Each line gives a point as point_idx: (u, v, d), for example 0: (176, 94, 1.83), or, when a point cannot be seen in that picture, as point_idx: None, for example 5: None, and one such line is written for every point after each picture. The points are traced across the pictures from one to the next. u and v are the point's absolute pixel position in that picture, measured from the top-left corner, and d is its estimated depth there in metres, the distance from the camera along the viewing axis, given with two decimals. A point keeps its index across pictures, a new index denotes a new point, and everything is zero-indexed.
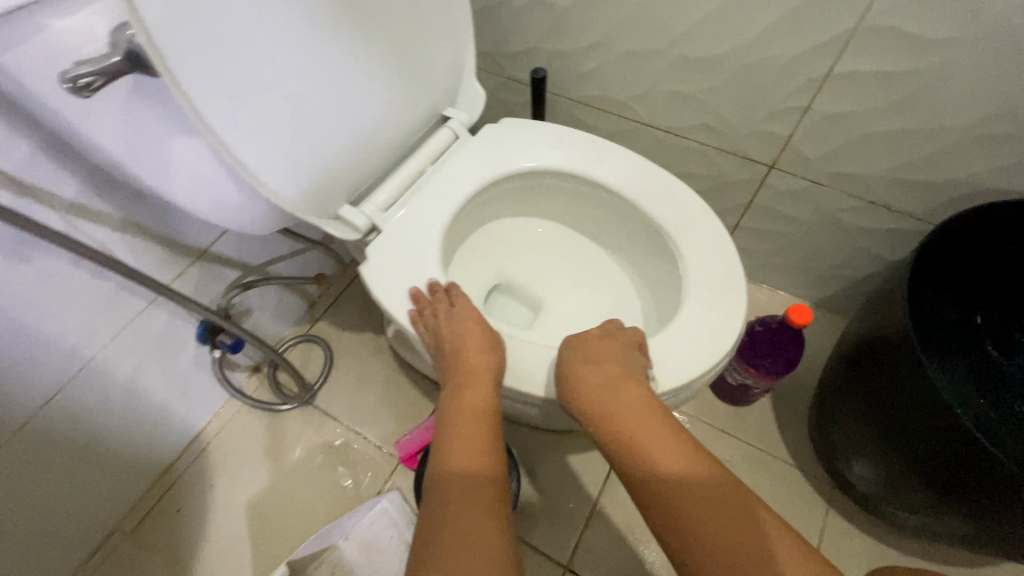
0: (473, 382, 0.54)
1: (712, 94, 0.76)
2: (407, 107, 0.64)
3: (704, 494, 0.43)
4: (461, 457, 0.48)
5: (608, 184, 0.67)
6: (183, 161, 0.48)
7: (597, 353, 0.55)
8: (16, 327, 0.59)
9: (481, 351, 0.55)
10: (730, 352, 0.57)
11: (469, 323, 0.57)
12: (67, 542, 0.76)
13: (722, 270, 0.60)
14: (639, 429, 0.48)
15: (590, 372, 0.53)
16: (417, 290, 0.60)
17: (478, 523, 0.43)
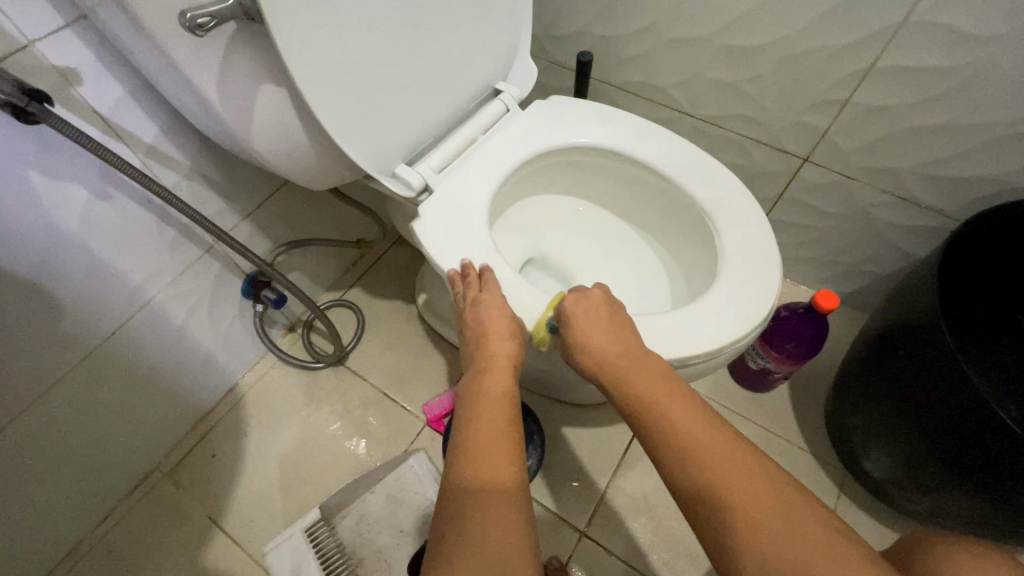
0: (495, 368, 0.53)
1: (753, 84, 0.79)
2: (465, 77, 0.67)
3: (724, 458, 0.42)
4: (486, 449, 0.45)
5: (649, 162, 0.69)
6: (266, 109, 0.52)
7: (600, 316, 0.55)
8: (91, 260, 0.63)
9: (506, 338, 0.55)
10: (761, 326, 0.59)
11: (497, 309, 0.57)
12: (113, 472, 0.81)
13: (758, 248, 0.62)
14: (660, 394, 0.48)
15: (599, 334, 0.53)
16: (453, 273, 0.61)
17: (504, 511, 0.41)
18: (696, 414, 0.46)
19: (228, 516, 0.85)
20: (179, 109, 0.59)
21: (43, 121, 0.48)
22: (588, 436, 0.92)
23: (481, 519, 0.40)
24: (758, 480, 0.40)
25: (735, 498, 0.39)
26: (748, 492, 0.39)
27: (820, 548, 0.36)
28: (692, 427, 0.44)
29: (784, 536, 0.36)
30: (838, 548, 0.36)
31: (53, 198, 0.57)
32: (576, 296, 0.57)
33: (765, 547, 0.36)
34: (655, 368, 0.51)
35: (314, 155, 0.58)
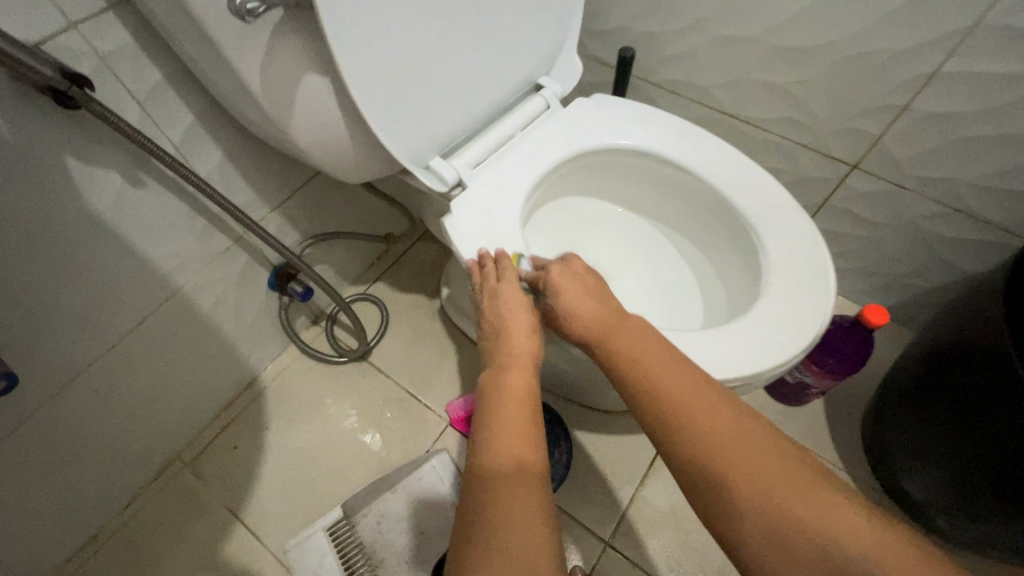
0: (519, 362, 0.49)
1: (803, 86, 0.75)
2: (508, 71, 0.65)
3: (751, 459, 0.40)
4: (507, 448, 0.42)
5: (691, 166, 0.65)
6: (308, 98, 0.50)
7: (583, 285, 0.53)
8: (123, 249, 0.62)
9: (528, 332, 0.52)
10: (807, 351, 0.54)
11: (518, 300, 0.54)
12: (137, 461, 0.81)
13: (807, 265, 0.57)
14: (656, 366, 0.46)
15: (582, 302, 0.51)
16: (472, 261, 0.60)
17: (534, 517, 0.38)
18: (692, 385, 0.44)
19: (248, 509, 0.84)
20: (216, 97, 0.57)
21: (82, 105, 0.47)
22: (613, 443, 0.90)
23: (511, 528, 0.37)
24: (762, 452, 0.40)
25: (740, 473, 0.39)
26: (753, 466, 0.40)
27: (826, 514, 0.37)
28: (689, 399, 0.44)
29: (791, 506, 0.38)
30: (840, 512, 0.37)
31: (88, 184, 0.55)
32: (559, 266, 0.54)
33: (774, 521, 0.37)
34: (641, 334, 0.49)
35: (354, 147, 0.56)
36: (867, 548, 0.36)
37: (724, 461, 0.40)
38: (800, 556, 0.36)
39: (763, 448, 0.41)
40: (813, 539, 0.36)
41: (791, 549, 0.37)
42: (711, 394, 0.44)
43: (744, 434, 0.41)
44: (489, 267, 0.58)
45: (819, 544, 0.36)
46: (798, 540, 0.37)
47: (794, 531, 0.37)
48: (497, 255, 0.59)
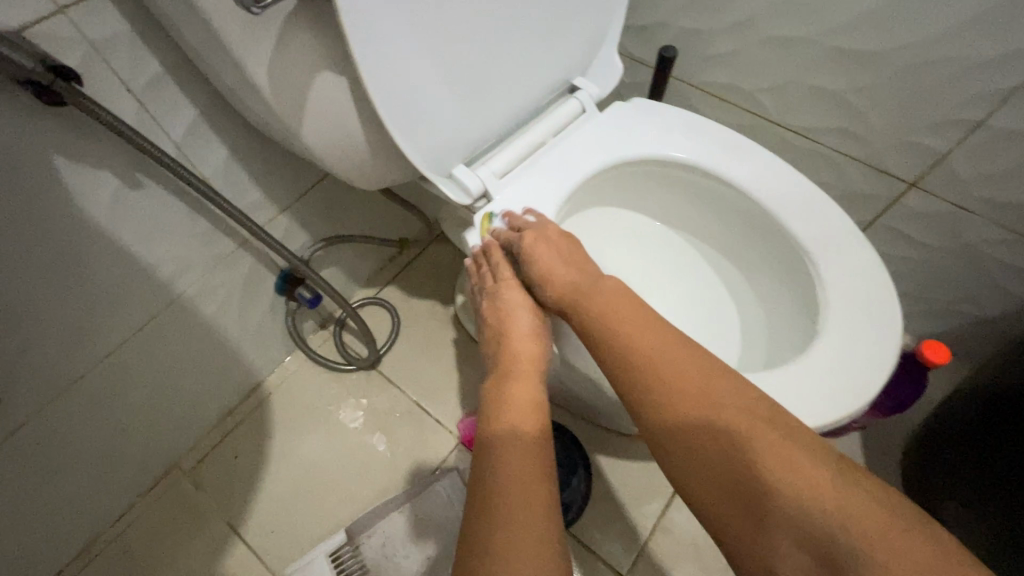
0: (518, 360, 0.48)
1: (862, 95, 0.68)
2: (543, 72, 0.59)
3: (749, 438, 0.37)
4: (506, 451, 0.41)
5: (742, 185, 0.60)
6: (322, 100, 0.45)
7: (562, 253, 0.52)
8: (119, 253, 0.57)
9: (525, 323, 0.51)
10: (866, 407, 0.48)
11: (513, 289, 0.52)
12: (132, 471, 0.77)
13: (871, 305, 0.51)
14: (627, 320, 0.45)
15: (557, 268, 0.51)
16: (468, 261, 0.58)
17: (529, 496, 0.37)
18: (663, 342, 0.43)
19: (248, 524, 0.80)
20: (222, 92, 0.52)
21: (69, 101, 0.42)
22: (634, 470, 0.84)
23: (505, 511, 0.37)
24: (731, 407, 0.39)
25: (705, 426, 0.39)
26: (716, 419, 0.39)
27: (789, 465, 0.36)
28: (656, 352, 0.43)
29: (752, 459, 0.37)
30: (805, 465, 0.36)
31: (79, 186, 0.51)
32: (532, 233, 0.53)
33: (733, 473, 0.37)
34: (615, 293, 0.48)
35: (371, 154, 0.51)
36: (828, 500, 0.34)
37: (688, 415, 0.40)
38: (758, 509, 0.35)
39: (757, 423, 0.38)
40: (773, 491, 0.35)
41: (749, 500, 0.36)
42: (697, 362, 0.42)
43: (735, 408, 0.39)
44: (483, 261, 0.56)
45: (778, 495, 0.35)
46: (756, 491, 0.36)
47: (752, 481, 0.36)
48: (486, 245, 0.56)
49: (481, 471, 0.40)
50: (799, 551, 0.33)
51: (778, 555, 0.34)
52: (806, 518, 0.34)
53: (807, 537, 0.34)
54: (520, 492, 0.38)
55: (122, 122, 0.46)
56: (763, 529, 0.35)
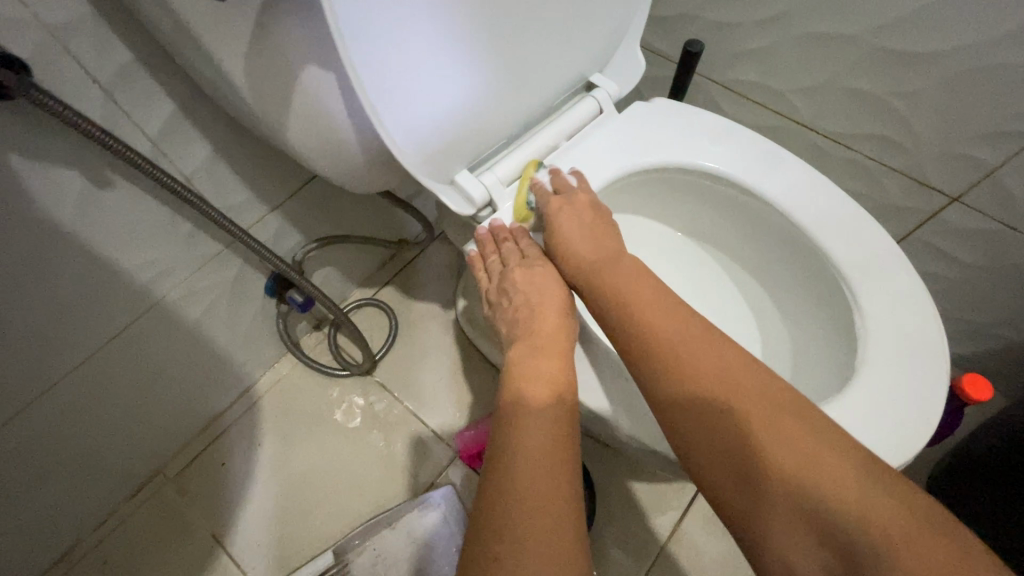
0: (544, 336, 0.45)
1: (906, 100, 0.62)
2: (557, 70, 0.53)
3: (779, 436, 0.35)
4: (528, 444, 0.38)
5: (773, 199, 0.54)
6: (309, 98, 0.39)
7: (587, 230, 0.50)
8: (90, 258, 0.53)
9: (556, 299, 0.48)
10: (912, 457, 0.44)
11: (541, 266, 0.50)
12: (112, 479, 0.73)
13: (916, 344, 0.47)
14: (645, 300, 0.44)
15: (579, 242, 0.49)
16: (485, 232, 0.54)
17: (555, 478, 0.37)
18: (684, 327, 0.41)
19: (235, 535, 0.77)
20: (200, 86, 0.47)
21: (17, 94, 0.37)
22: (639, 491, 0.81)
23: (532, 485, 0.36)
24: (757, 399, 0.37)
25: (727, 415, 0.37)
26: (740, 408, 0.36)
27: (813, 463, 0.34)
28: (675, 335, 0.41)
29: (776, 453, 0.34)
30: (830, 462, 0.33)
31: (42, 187, 0.46)
32: (559, 199, 0.51)
33: (753, 465, 0.35)
34: (635, 275, 0.46)
35: (365, 158, 0.46)
36: (852, 499, 0.32)
37: (710, 403, 0.37)
38: (777, 502, 0.33)
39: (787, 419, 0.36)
40: (795, 485, 0.33)
41: (769, 493, 0.34)
42: (722, 353, 0.39)
43: (764, 403, 0.37)
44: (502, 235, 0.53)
45: (799, 491, 0.33)
46: (777, 485, 0.34)
47: (774, 476, 0.34)
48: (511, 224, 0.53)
49: (506, 444, 0.38)
50: (818, 550, 0.32)
51: (795, 552, 0.32)
52: (827, 516, 0.32)
53: (827, 535, 0.32)
54: (542, 475, 0.36)
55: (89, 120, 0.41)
56: (782, 525, 0.33)
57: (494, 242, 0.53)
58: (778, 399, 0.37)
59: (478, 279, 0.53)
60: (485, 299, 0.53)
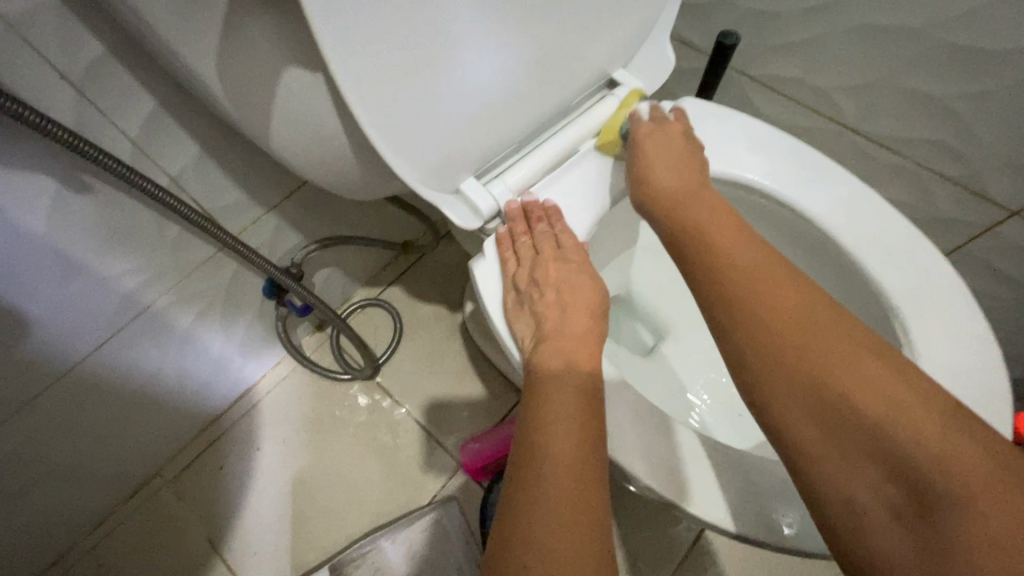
0: (576, 338, 0.41)
1: (966, 103, 0.56)
2: (577, 65, 0.48)
3: (855, 374, 0.33)
4: (556, 431, 0.34)
5: (814, 217, 0.49)
6: (293, 100, 0.35)
7: (671, 150, 0.47)
8: (71, 264, 0.50)
9: (586, 300, 0.43)
10: None
11: (575, 262, 0.45)
12: (107, 483, 0.71)
13: (977, 390, 0.41)
14: (727, 239, 0.40)
15: (660, 167, 0.46)
16: (514, 208, 0.47)
17: (580, 474, 0.33)
18: (768, 268, 0.38)
19: (231, 543, 0.75)
20: (182, 83, 0.42)
21: None
22: (652, 511, 0.77)
23: (570, 465, 0.33)
24: (841, 343, 0.35)
25: (806, 360, 0.35)
26: (822, 355, 0.34)
27: (887, 401, 0.32)
28: (766, 280, 0.38)
29: (857, 398, 0.33)
30: (911, 405, 0.32)
31: (9, 192, 0.42)
32: (650, 125, 0.48)
33: (826, 405, 0.33)
34: (720, 211, 0.43)
35: (359, 165, 0.41)
36: (933, 441, 0.30)
37: (793, 346, 0.35)
38: (850, 444, 0.32)
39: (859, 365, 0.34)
40: (872, 427, 0.32)
41: (844, 438, 0.32)
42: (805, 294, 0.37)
43: (839, 348, 0.35)
44: (536, 216, 0.47)
45: (868, 431, 0.32)
46: (847, 430, 0.32)
47: (852, 418, 0.33)
48: (545, 207, 0.48)
49: (532, 432, 0.35)
50: (885, 488, 0.31)
51: (863, 489, 0.32)
52: (901, 454, 0.31)
53: (897, 472, 0.31)
54: (566, 466, 0.33)
55: (80, 136, 0.39)
56: (852, 464, 0.32)
57: (525, 221, 0.48)
58: (855, 339, 0.35)
59: (504, 263, 0.47)
60: (508, 286, 0.46)
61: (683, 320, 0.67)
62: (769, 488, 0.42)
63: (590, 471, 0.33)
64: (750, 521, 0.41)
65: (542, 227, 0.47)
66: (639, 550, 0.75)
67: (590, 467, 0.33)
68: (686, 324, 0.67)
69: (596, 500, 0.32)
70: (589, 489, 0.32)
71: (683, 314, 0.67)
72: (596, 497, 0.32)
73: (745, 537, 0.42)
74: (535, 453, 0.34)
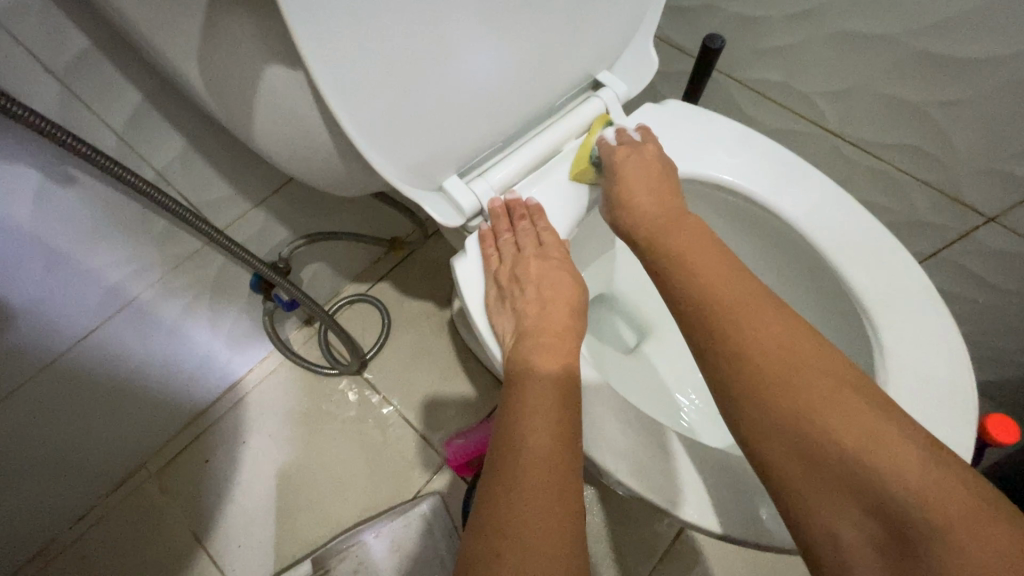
0: (554, 334, 0.41)
1: (944, 111, 0.57)
2: (560, 67, 0.48)
3: (825, 400, 0.32)
4: (530, 436, 0.34)
5: (791, 219, 0.50)
6: (276, 97, 0.36)
7: (650, 174, 0.48)
8: (55, 256, 0.50)
9: (566, 297, 0.44)
10: None
11: (558, 259, 0.46)
12: (91, 474, 0.71)
13: (946, 390, 0.42)
14: (700, 262, 0.40)
15: (642, 195, 0.46)
16: (496, 205, 0.48)
17: (551, 481, 0.32)
18: (739, 292, 0.37)
19: (215, 537, 0.75)
20: (167, 78, 0.43)
21: None
22: (634, 508, 0.78)
23: (540, 485, 0.32)
24: (813, 369, 0.33)
25: (777, 383, 0.33)
26: (798, 387, 0.33)
27: (861, 430, 0.31)
28: (743, 308, 0.36)
29: (832, 426, 0.31)
30: (889, 438, 0.30)
31: None
32: (627, 150, 0.49)
33: (798, 430, 0.32)
34: (697, 233, 0.43)
35: (342, 162, 0.42)
36: (913, 473, 0.29)
37: (765, 374, 0.34)
38: (827, 475, 0.31)
39: (830, 390, 0.32)
40: (848, 457, 0.30)
41: (821, 469, 0.31)
42: (777, 310, 0.36)
43: (811, 370, 0.33)
44: (517, 217, 0.48)
45: (845, 462, 0.30)
46: (824, 460, 0.31)
47: (827, 447, 0.31)
48: (529, 206, 0.49)
49: (507, 434, 0.35)
50: (866, 525, 0.29)
51: (841, 525, 0.30)
52: (880, 486, 0.29)
53: (876, 505, 0.29)
54: (539, 469, 0.33)
55: (63, 129, 0.39)
56: (830, 497, 0.30)
57: (508, 219, 0.48)
58: (827, 365, 0.33)
59: (487, 259, 0.47)
60: (491, 281, 0.46)
61: (664, 319, 0.68)
62: (742, 484, 0.43)
63: (561, 476, 0.33)
64: (722, 517, 0.42)
65: (524, 226, 0.48)
66: (621, 547, 0.76)
67: (561, 473, 0.33)
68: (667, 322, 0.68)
69: (569, 505, 0.32)
70: (560, 496, 0.32)
71: (665, 313, 0.68)
72: (568, 502, 0.32)
73: (721, 533, 0.42)
74: (508, 458, 0.34)
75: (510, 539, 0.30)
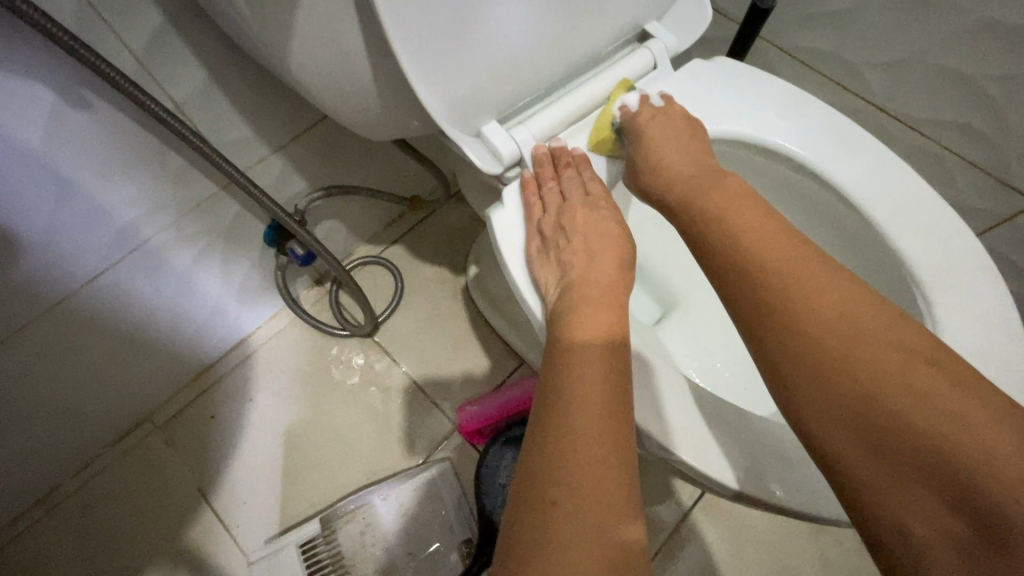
0: (603, 287, 0.39)
1: (1001, 85, 0.54)
2: (613, 10, 0.45)
3: (900, 371, 0.30)
4: (581, 397, 0.32)
5: (841, 187, 0.48)
6: (316, 17, 0.33)
7: (679, 133, 0.45)
8: (66, 188, 0.47)
9: (612, 248, 0.42)
10: None
11: (604, 209, 0.44)
12: (96, 423, 0.70)
13: (997, 367, 0.41)
14: (744, 225, 0.37)
15: (671, 155, 0.44)
16: (540, 151, 0.46)
17: (606, 446, 0.30)
18: (797, 254, 0.35)
19: (220, 493, 0.74)
20: None
21: None
22: (646, 482, 0.77)
23: (591, 448, 0.30)
24: (885, 338, 0.31)
25: (846, 348, 0.31)
26: (865, 356, 0.31)
27: (942, 407, 0.29)
28: (787, 269, 0.34)
29: (905, 400, 0.29)
30: (976, 420, 0.28)
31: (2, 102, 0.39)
32: (652, 110, 0.46)
33: (869, 403, 0.30)
34: (737, 192, 0.40)
35: (378, 96, 0.39)
36: (1004, 458, 0.27)
37: (833, 336, 0.32)
38: (902, 458, 0.29)
39: (903, 360, 0.30)
40: (926, 437, 0.28)
41: (895, 451, 0.29)
42: (831, 278, 0.34)
43: (884, 336, 0.31)
44: (559, 167, 0.46)
45: (924, 445, 0.28)
46: (900, 440, 0.29)
47: (904, 425, 0.29)
48: (574, 155, 0.47)
49: (554, 396, 0.33)
50: (945, 520, 0.27)
51: (916, 519, 0.28)
52: (965, 473, 0.27)
53: (960, 497, 0.27)
54: (592, 434, 0.31)
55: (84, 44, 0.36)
56: (906, 486, 0.28)
57: (553, 167, 0.46)
58: (898, 335, 0.31)
59: (529, 208, 0.45)
60: (534, 231, 0.44)
61: (690, 293, 0.66)
62: (778, 455, 0.42)
63: (616, 441, 0.31)
64: (759, 487, 0.41)
65: (568, 174, 0.45)
66: None
67: (615, 438, 0.31)
68: (696, 298, 0.66)
69: (625, 473, 0.30)
70: (614, 461, 0.30)
71: (694, 287, 0.66)
72: (625, 469, 0.30)
73: (754, 499, 0.41)
74: (555, 421, 0.31)
75: (562, 508, 0.28)
